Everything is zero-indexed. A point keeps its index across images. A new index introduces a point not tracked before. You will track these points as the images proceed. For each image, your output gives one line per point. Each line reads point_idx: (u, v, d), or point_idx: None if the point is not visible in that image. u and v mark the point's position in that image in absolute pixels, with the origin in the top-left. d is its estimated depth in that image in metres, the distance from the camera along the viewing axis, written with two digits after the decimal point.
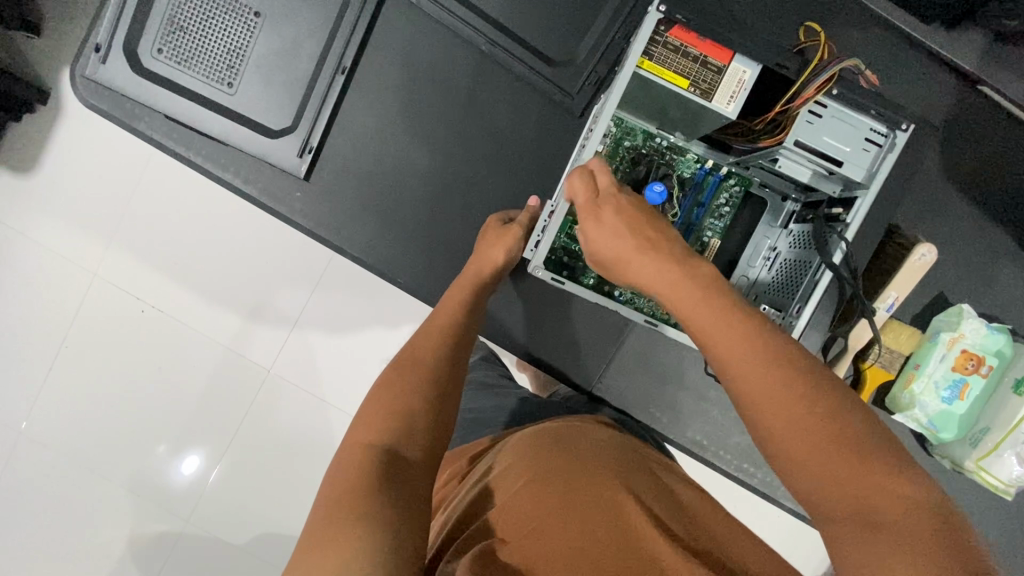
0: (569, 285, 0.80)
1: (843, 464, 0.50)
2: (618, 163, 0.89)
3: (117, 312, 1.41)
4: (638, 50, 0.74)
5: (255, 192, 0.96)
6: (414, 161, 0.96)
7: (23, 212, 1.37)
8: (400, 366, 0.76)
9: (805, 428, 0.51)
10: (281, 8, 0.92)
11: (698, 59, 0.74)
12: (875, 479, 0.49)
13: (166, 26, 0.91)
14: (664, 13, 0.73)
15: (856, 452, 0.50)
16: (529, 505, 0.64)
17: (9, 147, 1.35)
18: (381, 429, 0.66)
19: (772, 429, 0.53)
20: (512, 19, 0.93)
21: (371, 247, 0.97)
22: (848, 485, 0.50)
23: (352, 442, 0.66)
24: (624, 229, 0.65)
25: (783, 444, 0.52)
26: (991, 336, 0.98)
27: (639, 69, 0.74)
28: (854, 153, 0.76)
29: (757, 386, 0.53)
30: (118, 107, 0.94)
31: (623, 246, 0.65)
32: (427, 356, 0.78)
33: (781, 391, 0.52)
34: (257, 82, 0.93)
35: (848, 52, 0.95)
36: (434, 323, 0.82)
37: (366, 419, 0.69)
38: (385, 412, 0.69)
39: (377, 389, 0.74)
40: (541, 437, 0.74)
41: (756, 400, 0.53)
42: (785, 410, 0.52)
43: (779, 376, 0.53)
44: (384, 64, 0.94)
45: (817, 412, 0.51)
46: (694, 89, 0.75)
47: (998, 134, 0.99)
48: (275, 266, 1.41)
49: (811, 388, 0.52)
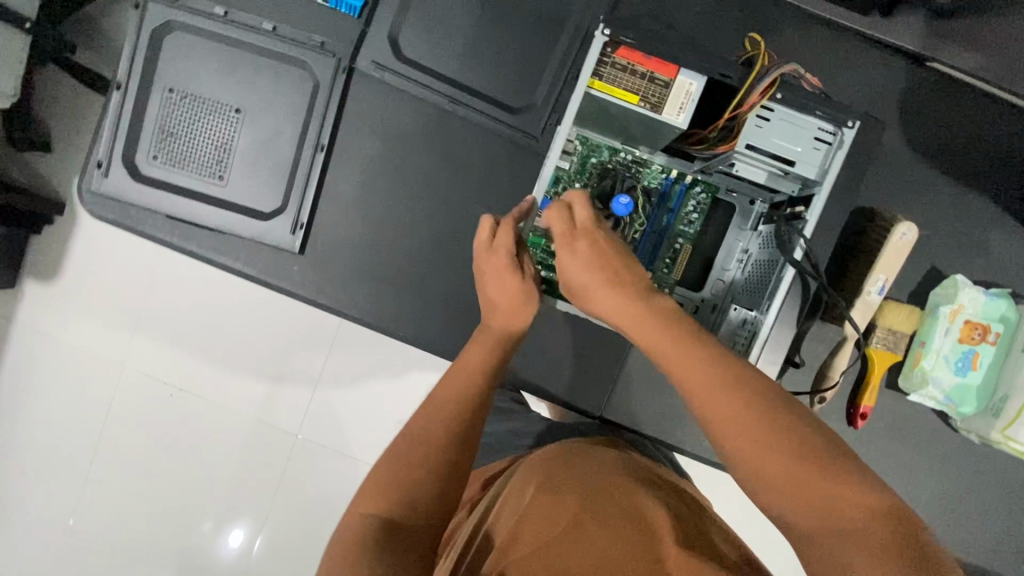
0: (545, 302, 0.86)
1: (801, 471, 0.56)
2: (586, 178, 0.95)
3: (146, 399, 1.48)
4: (588, 70, 0.78)
5: (256, 272, 1.01)
6: (400, 219, 1.01)
7: (55, 317, 1.47)
8: (424, 428, 0.75)
9: (761, 442, 0.58)
10: (259, 101, 0.99)
11: (646, 76, 0.78)
12: (828, 487, 0.55)
13: (158, 134, 1.00)
14: (609, 36, 0.78)
15: (812, 460, 0.56)
16: (534, 529, 0.65)
17: (36, 259, 1.46)
18: (388, 495, 0.69)
19: (731, 442, 0.59)
20: (470, 75, 0.99)
21: (371, 307, 1.01)
22: (801, 492, 0.56)
23: (356, 512, 0.68)
24: (593, 261, 0.72)
25: (744, 457, 0.58)
26: (990, 303, 0.99)
27: (591, 89, 0.79)
28: (806, 153, 0.79)
29: (718, 406, 0.60)
30: (120, 212, 1.00)
31: (592, 279, 0.72)
32: (453, 420, 0.76)
33: (736, 408, 0.59)
34: (245, 171, 1.00)
35: (799, 50, 0.97)
36: (457, 385, 0.79)
37: (374, 484, 0.70)
38: (393, 480, 0.70)
39: (389, 452, 0.73)
40: (539, 459, 0.79)
41: (715, 414, 0.60)
42: (742, 426, 0.59)
43: (735, 395, 0.60)
44: (358, 134, 1.00)
45: (771, 426, 0.58)
46: (644, 103, 0.79)
47: (965, 103, 1.00)
48: (288, 334, 1.47)
49: (765, 406, 0.59)
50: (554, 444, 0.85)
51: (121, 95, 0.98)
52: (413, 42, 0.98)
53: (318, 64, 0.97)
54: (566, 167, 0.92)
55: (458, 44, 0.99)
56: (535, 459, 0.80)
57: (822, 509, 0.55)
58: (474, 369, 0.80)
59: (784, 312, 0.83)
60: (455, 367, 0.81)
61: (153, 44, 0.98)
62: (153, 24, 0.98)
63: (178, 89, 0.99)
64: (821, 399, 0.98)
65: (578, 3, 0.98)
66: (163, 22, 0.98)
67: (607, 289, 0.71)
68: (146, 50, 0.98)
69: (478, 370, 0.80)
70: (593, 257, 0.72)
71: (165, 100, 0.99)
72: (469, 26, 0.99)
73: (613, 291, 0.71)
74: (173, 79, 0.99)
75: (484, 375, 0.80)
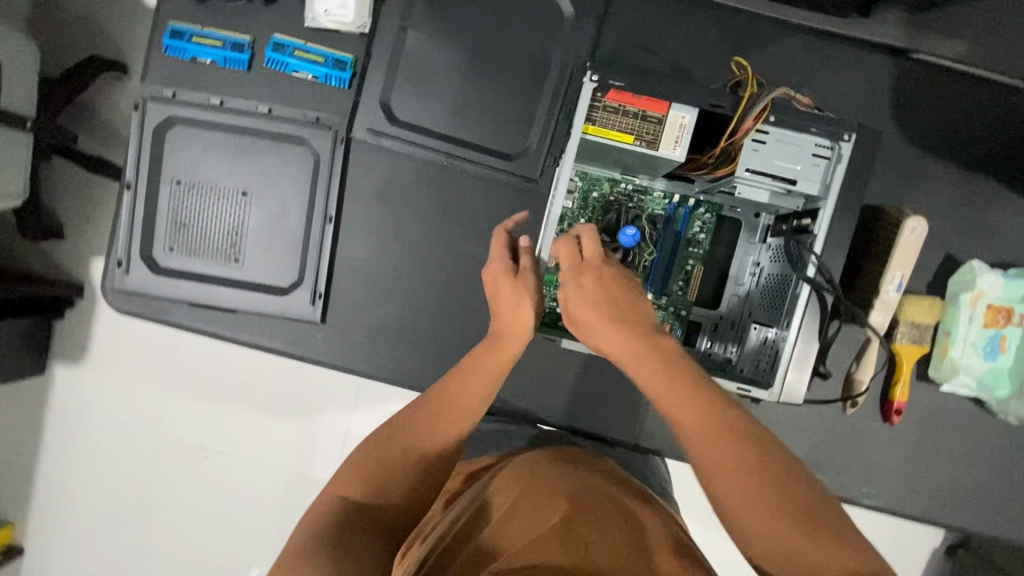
0: (560, 339, 0.89)
1: (797, 533, 0.55)
2: (591, 214, 0.96)
3: (186, 469, 1.51)
4: (582, 116, 0.79)
5: (281, 346, 1.03)
6: (412, 275, 1.03)
7: (91, 400, 1.51)
8: (416, 426, 0.74)
9: (757, 495, 0.57)
10: (264, 181, 1.02)
11: (638, 115, 0.79)
12: (818, 552, 0.54)
13: (171, 226, 1.02)
14: (598, 81, 0.79)
15: (806, 525, 0.55)
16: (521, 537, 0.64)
17: (65, 348, 1.51)
18: (363, 483, 0.68)
19: (724, 490, 0.58)
20: (463, 128, 1.01)
21: (395, 364, 1.03)
22: (793, 554, 0.55)
23: (328, 493, 0.68)
24: (598, 302, 0.71)
25: (734, 505, 0.58)
26: (1010, 285, 0.98)
27: (586, 135, 0.80)
28: (806, 170, 0.80)
29: (713, 452, 0.59)
30: (144, 304, 1.04)
31: (598, 319, 0.71)
32: (447, 431, 0.74)
33: (732, 459, 0.58)
34: (258, 250, 1.03)
35: (783, 61, 0.99)
36: (460, 398, 0.76)
37: (352, 468, 0.70)
38: (373, 474, 0.69)
39: (371, 439, 0.73)
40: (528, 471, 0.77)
41: (708, 457, 0.60)
42: (737, 477, 0.58)
43: (732, 447, 0.59)
44: (362, 199, 1.02)
45: (766, 482, 0.57)
46: (640, 142, 0.80)
47: (958, 88, 1.00)
48: (314, 391, 1.48)
49: (759, 461, 0.58)
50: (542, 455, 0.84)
51: (132, 193, 1.01)
52: (404, 104, 1.00)
53: (316, 138, 1.00)
54: (569, 206, 0.93)
55: (448, 99, 1.01)
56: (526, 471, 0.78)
57: (806, 568, 0.54)
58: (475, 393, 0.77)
59: (805, 327, 0.85)
60: (456, 375, 0.78)
61: (156, 140, 1.01)
62: (154, 121, 1.01)
63: (185, 180, 1.02)
64: (853, 403, 0.99)
65: (561, 44, 1.00)
66: (163, 118, 1.01)
67: (613, 330, 0.70)
68: (150, 147, 1.01)
69: (478, 384, 0.77)
70: (599, 293, 0.72)
71: (174, 192, 1.02)
72: (457, 80, 1.00)
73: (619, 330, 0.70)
74: (179, 170, 1.02)
75: (484, 394, 0.78)
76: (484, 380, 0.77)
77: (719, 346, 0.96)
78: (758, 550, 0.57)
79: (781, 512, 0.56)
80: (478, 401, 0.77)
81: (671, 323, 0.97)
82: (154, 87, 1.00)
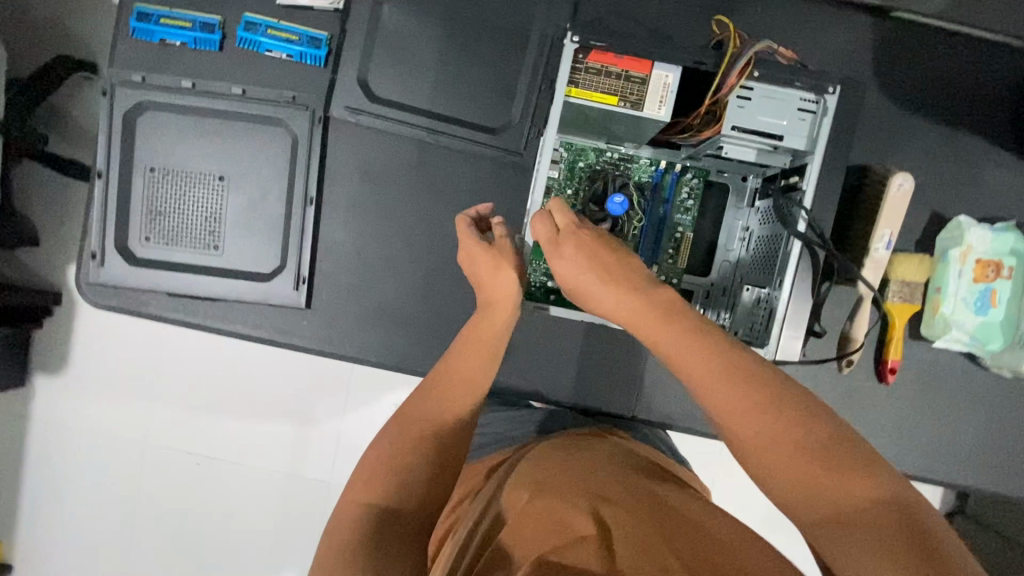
0: (552, 308, 0.87)
1: (821, 462, 0.52)
2: (578, 184, 0.94)
3: (175, 472, 1.47)
4: (565, 80, 0.78)
5: (266, 334, 1.01)
6: (398, 255, 1.01)
7: (74, 406, 1.47)
8: (424, 410, 0.70)
9: (773, 429, 0.55)
10: (240, 165, 0.99)
11: (621, 75, 0.78)
12: (842, 480, 0.52)
13: (146, 216, 0.99)
14: (579, 42, 0.77)
15: (828, 453, 0.53)
16: (537, 530, 0.63)
17: (45, 353, 1.46)
18: (382, 480, 0.64)
19: (733, 434, 0.57)
20: (443, 103, 0.99)
21: (385, 346, 1.01)
22: (813, 489, 0.52)
23: (349, 499, 0.63)
24: (576, 262, 0.71)
25: (748, 442, 0.55)
26: (998, 239, 0.98)
27: (569, 98, 0.78)
28: (792, 125, 0.79)
29: (722, 392, 0.57)
30: (123, 298, 1.01)
31: (581, 277, 0.71)
32: (458, 407, 0.72)
33: (743, 395, 0.56)
34: (238, 237, 1.00)
35: (764, 22, 0.98)
36: (461, 373, 0.74)
37: (369, 467, 0.65)
38: (389, 467, 0.65)
39: (385, 433, 0.69)
40: (534, 466, 0.77)
41: (717, 400, 0.57)
42: (748, 412, 0.56)
43: (740, 380, 0.57)
44: (343, 180, 1.00)
45: (780, 412, 0.55)
46: (624, 103, 0.78)
47: (937, 45, 1.00)
48: (305, 385, 1.45)
49: (769, 392, 0.56)
50: (547, 445, 0.84)
51: (104, 183, 0.98)
52: (382, 80, 0.98)
53: (294, 118, 0.98)
54: (555, 176, 0.91)
55: (428, 74, 0.99)
56: (532, 465, 0.78)
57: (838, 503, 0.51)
58: (481, 372, 0.75)
59: (795, 286, 0.83)
60: (454, 352, 0.76)
61: (127, 127, 0.98)
62: (124, 107, 0.97)
63: (159, 167, 0.99)
64: (848, 362, 0.98)
65: (540, 13, 0.98)
66: (134, 104, 0.98)
67: (598, 284, 0.69)
68: (121, 134, 0.98)
69: (475, 357, 0.75)
70: (580, 253, 0.71)
71: (148, 180, 0.99)
72: (436, 54, 0.98)
73: (603, 281, 0.69)
74: (152, 158, 0.99)
75: (484, 367, 0.75)
76: (481, 352, 0.75)
77: (712, 312, 0.95)
78: (782, 491, 0.54)
79: (800, 444, 0.54)
80: (479, 376, 0.74)
81: None
82: (122, 71, 0.97)
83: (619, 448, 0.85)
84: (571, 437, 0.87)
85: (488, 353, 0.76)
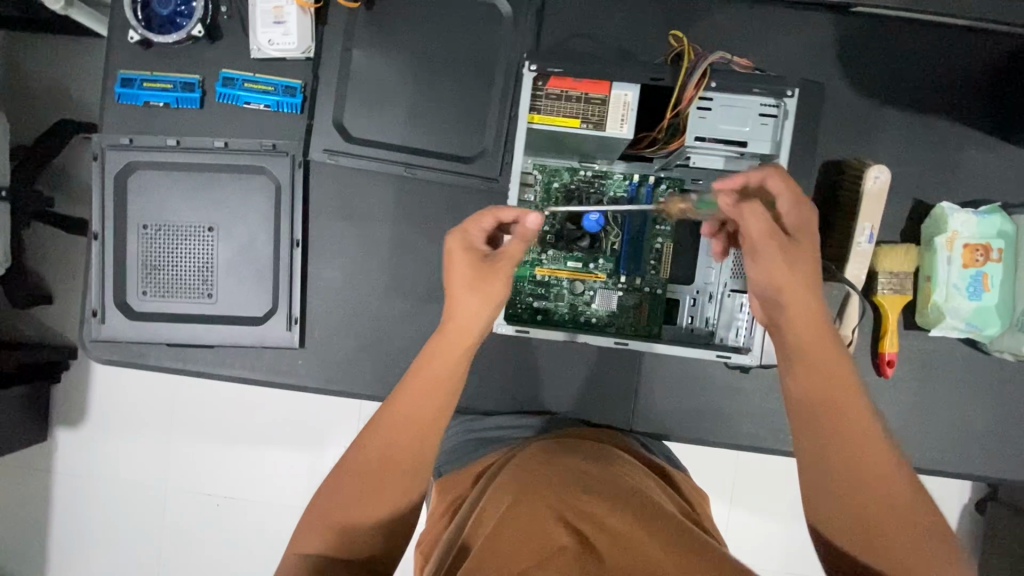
0: (535, 330, 0.92)
1: (881, 464, 0.62)
2: (555, 205, 0.97)
3: (190, 516, 1.49)
4: (526, 109, 0.80)
5: (264, 376, 1.03)
6: (385, 288, 1.03)
7: (92, 459, 1.50)
8: (369, 459, 0.68)
9: (848, 420, 0.63)
10: (227, 214, 1.02)
11: (581, 98, 0.80)
12: (890, 485, 0.61)
13: (142, 271, 1.03)
14: (537, 71, 0.80)
15: (886, 454, 0.62)
16: (516, 543, 0.62)
17: (61, 410, 1.50)
18: (326, 530, 0.67)
19: (807, 404, 0.65)
20: (418, 138, 1.02)
21: (379, 379, 1.02)
22: (869, 484, 0.61)
23: (293, 549, 0.67)
24: (806, 257, 0.68)
25: (839, 416, 0.63)
26: (984, 221, 0.97)
27: (533, 125, 0.81)
28: (755, 130, 0.80)
29: (832, 366, 0.65)
30: (125, 353, 1.04)
31: (801, 268, 0.67)
32: (407, 449, 0.69)
33: (834, 371, 0.65)
34: (230, 284, 1.03)
35: (725, 31, 0.99)
36: (413, 412, 0.70)
37: (317, 518, 0.68)
38: (336, 520, 0.67)
39: (333, 477, 0.69)
40: (519, 469, 0.77)
41: (822, 371, 0.65)
42: (837, 390, 0.64)
43: (836, 361, 0.66)
44: (327, 220, 1.03)
45: (850, 408, 0.64)
46: (587, 125, 0.80)
47: (903, 36, 1.00)
48: (312, 421, 1.47)
49: (843, 386, 0.64)
50: (535, 450, 0.83)
51: (100, 244, 1.02)
52: (357, 122, 1.01)
53: (275, 166, 1.01)
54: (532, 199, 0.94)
55: (401, 111, 1.01)
56: (518, 467, 0.78)
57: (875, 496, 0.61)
58: (436, 403, 0.70)
59: None
60: (403, 393, 0.71)
61: (118, 188, 1.02)
62: (115, 170, 1.02)
63: (151, 224, 1.02)
64: None
65: (505, 42, 1.00)
66: (123, 165, 1.02)
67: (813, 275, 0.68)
68: (113, 196, 1.02)
69: (427, 400, 0.70)
70: (803, 240, 0.69)
71: (141, 237, 1.03)
72: (407, 92, 1.01)
73: (795, 270, 0.67)
74: (143, 215, 1.02)
75: (437, 404, 0.71)
76: (432, 389, 0.70)
77: (700, 317, 0.97)
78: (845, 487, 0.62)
79: (859, 444, 0.62)
80: (433, 415, 0.70)
81: (649, 303, 0.96)
82: (111, 136, 1.02)
83: (598, 455, 0.84)
84: (553, 445, 0.86)
85: (442, 391, 0.71)
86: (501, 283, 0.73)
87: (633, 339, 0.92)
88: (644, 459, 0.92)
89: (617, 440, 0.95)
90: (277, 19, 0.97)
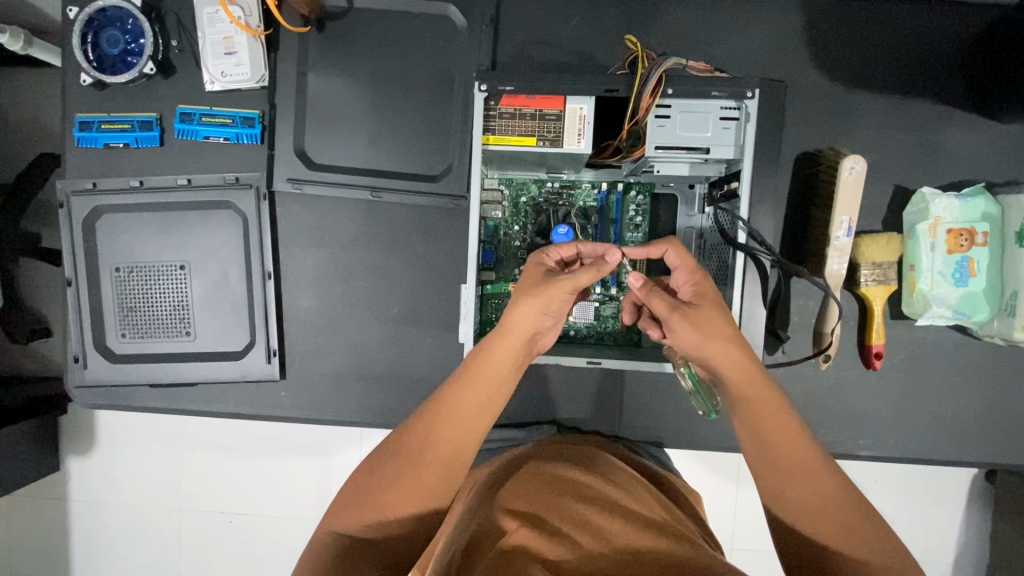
0: None
1: (815, 481, 0.62)
2: (525, 219, 0.94)
3: (197, 540, 1.51)
4: (479, 129, 0.78)
5: (249, 410, 1.04)
6: (362, 313, 1.02)
7: (99, 491, 1.52)
8: (409, 443, 0.67)
9: (788, 444, 0.64)
10: (197, 250, 1.02)
11: (536, 115, 0.78)
12: (824, 496, 0.61)
13: (117, 314, 1.02)
14: (487, 90, 0.78)
15: (817, 474, 0.62)
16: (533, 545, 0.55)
17: (65, 447, 1.52)
18: (361, 513, 0.63)
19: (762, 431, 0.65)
20: (381, 159, 1.00)
21: (361, 403, 1.02)
22: (808, 495, 0.61)
23: (324, 527, 0.64)
24: (716, 318, 0.70)
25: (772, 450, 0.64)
26: (966, 205, 0.93)
27: (488, 146, 0.79)
28: (717, 135, 0.77)
29: (766, 413, 0.65)
30: (111, 394, 1.05)
31: (708, 330, 0.69)
32: (447, 439, 0.67)
33: (770, 415, 0.65)
34: (207, 321, 1.02)
35: (688, 25, 0.96)
36: (462, 404, 0.69)
37: (354, 497, 0.65)
38: (372, 501, 0.64)
39: (376, 459, 0.67)
40: (513, 485, 0.69)
41: (758, 412, 0.66)
42: (775, 422, 0.65)
43: (771, 407, 0.66)
44: (298, 249, 1.02)
45: (789, 440, 0.64)
46: (543, 142, 0.78)
47: (874, 13, 0.96)
48: (308, 444, 1.45)
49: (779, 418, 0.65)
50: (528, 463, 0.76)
51: (75, 289, 1.02)
52: (319, 146, 1.00)
53: (241, 199, 1.00)
54: (500, 216, 0.92)
55: (363, 133, 1.00)
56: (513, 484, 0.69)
57: (818, 504, 0.61)
58: (481, 410, 0.69)
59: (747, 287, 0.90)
60: (455, 387, 0.70)
61: (87, 233, 1.02)
62: (82, 215, 1.01)
63: (123, 265, 1.02)
64: (826, 357, 0.93)
65: (462, 54, 0.98)
66: (90, 210, 1.01)
67: (723, 326, 0.69)
68: (83, 242, 1.01)
69: (476, 394, 0.70)
70: (703, 304, 0.71)
71: (115, 280, 1.02)
72: (368, 112, 0.99)
73: (707, 338, 0.69)
74: (115, 257, 1.02)
75: (482, 405, 0.70)
76: (483, 381, 0.70)
77: None
78: (786, 498, 0.62)
79: (801, 467, 0.62)
80: (479, 411, 0.69)
81: None
82: (74, 181, 1.01)
83: (601, 458, 0.81)
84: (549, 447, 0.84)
85: (491, 383, 0.70)
86: (557, 295, 0.73)
87: (604, 355, 0.86)
88: (642, 464, 0.89)
89: (614, 447, 0.92)
90: (228, 50, 0.96)
